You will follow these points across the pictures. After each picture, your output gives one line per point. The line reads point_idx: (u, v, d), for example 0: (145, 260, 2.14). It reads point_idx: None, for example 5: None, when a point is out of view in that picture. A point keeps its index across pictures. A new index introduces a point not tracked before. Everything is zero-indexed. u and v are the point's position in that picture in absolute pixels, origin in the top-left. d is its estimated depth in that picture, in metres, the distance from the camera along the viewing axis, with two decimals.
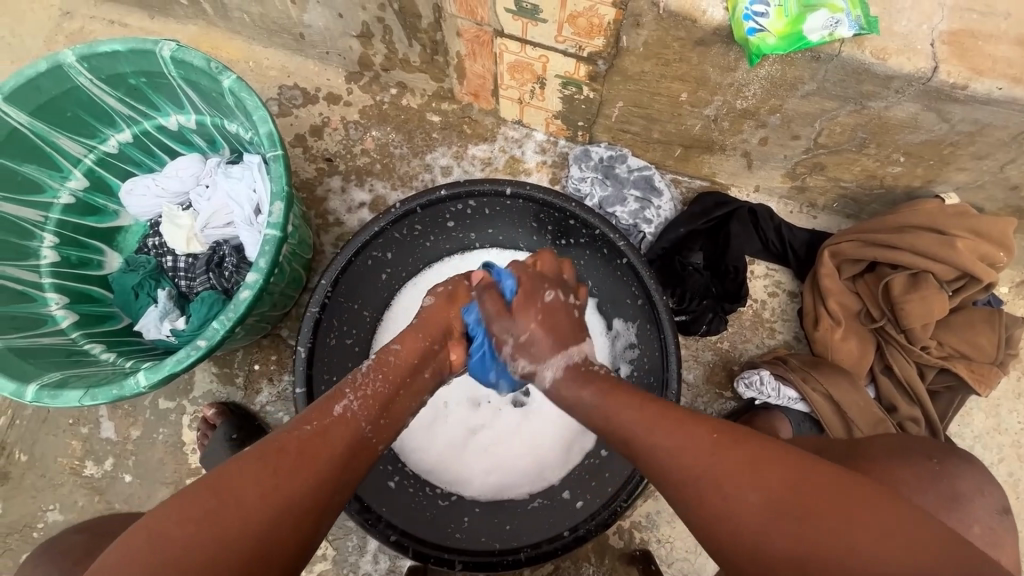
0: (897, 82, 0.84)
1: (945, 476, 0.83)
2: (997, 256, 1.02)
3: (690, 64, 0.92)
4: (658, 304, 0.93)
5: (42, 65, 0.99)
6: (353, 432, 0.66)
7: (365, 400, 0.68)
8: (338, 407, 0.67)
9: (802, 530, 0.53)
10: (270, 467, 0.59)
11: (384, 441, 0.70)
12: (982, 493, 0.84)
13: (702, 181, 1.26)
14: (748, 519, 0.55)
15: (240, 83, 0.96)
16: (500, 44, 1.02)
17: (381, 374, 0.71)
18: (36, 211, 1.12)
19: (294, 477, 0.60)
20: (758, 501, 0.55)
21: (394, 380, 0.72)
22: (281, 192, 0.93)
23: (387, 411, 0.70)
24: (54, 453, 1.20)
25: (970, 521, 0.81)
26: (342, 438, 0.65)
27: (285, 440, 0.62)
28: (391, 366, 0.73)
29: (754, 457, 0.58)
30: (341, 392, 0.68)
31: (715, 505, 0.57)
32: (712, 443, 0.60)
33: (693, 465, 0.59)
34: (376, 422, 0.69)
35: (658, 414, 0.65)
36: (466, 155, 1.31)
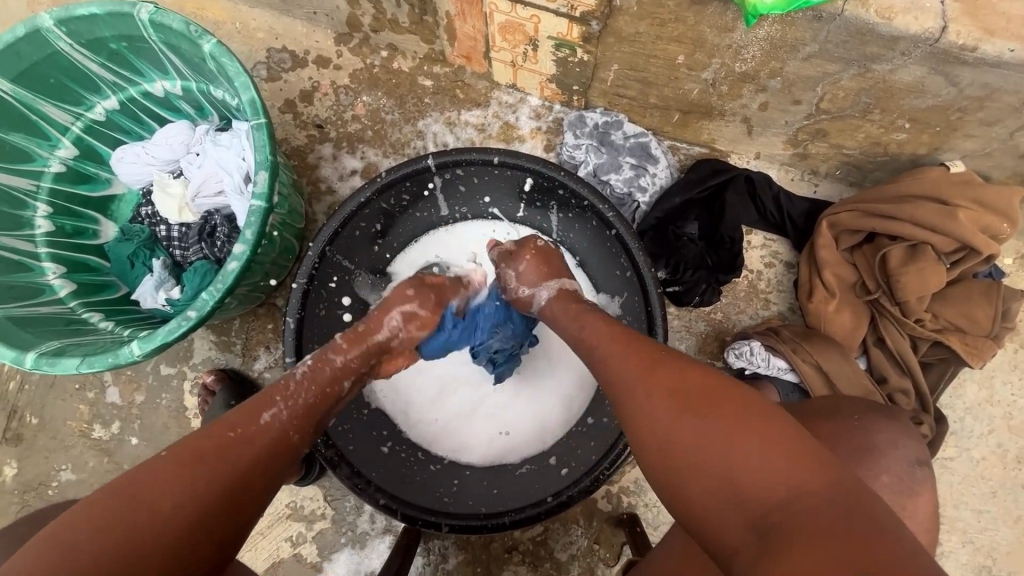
0: (903, 44, 0.79)
1: (862, 429, 0.82)
2: (1000, 227, 0.99)
3: (686, 25, 0.88)
4: (646, 275, 0.93)
5: (19, 30, 0.97)
6: (280, 437, 0.67)
7: (293, 408, 0.70)
8: (267, 415, 0.67)
9: (740, 478, 0.56)
10: (175, 465, 0.60)
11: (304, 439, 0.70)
12: (897, 446, 0.82)
13: (700, 148, 1.23)
14: (694, 452, 0.59)
15: (221, 48, 0.93)
16: (489, 4, 0.98)
17: (309, 384, 0.73)
18: (28, 180, 1.12)
19: (198, 479, 0.59)
20: (699, 436, 0.59)
21: (320, 391, 0.74)
22: (265, 161, 0.92)
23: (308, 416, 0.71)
24: (63, 416, 1.24)
25: (880, 470, 0.80)
26: (261, 444, 0.65)
27: (195, 440, 0.62)
28: (321, 378, 0.75)
29: (715, 408, 0.60)
30: (270, 399, 0.69)
31: (660, 437, 0.62)
32: (673, 395, 0.63)
33: (653, 410, 0.63)
34: (302, 428, 0.70)
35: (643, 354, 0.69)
36: (459, 121, 1.28)
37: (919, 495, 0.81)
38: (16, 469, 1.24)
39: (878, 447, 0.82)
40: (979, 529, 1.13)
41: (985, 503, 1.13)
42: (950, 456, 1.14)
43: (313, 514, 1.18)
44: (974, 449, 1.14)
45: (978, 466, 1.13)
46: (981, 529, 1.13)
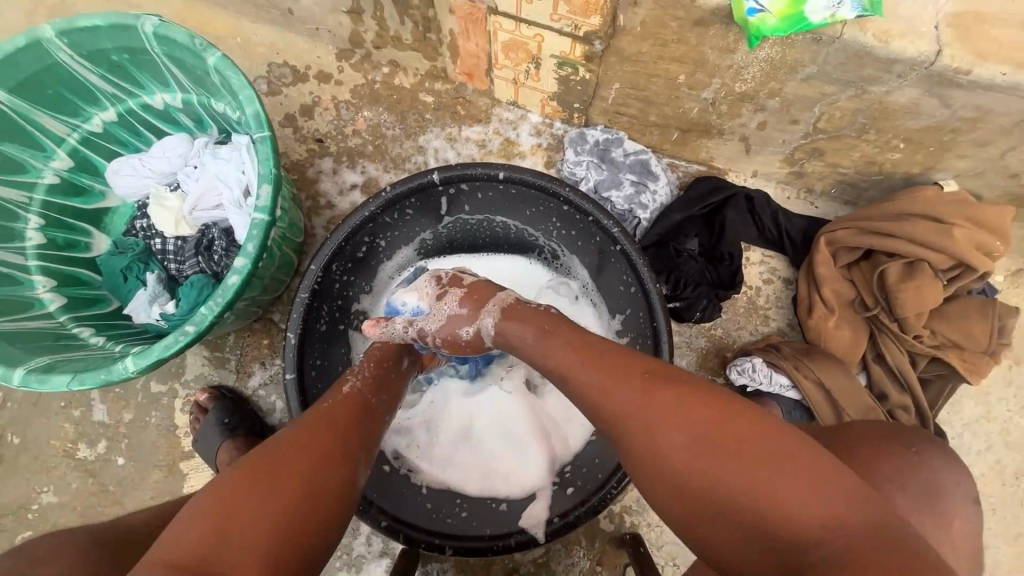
0: (899, 67, 0.82)
1: (924, 470, 0.78)
2: (994, 244, 1.00)
3: (688, 46, 0.90)
4: (650, 290, 0.93)
5: (19, 40, 0.96)
6: (360, 403, 0.77)
7: (369, 383, 0.81)
8: (348, 386, 0.79)
9: (713, 464, 0.54)
10: (303, 437, 0.67)
11: (384, 414, 0.80)
12: (960, 485, 0.78)
13: (699, 166, 1.24)
14: (673, 454, 0.57)
15: (226, 61, 0.93)
16: (493, 22, 0.99)
17: (371, 369, 0.84)
18: (21, 192, 1.10)
19: (323, 437, 0.68)
20: (682, 441, 0.56)
21: (381, 378, 0.84)
22: (268, 174, 0.91)
23: (384, 388, 0.83)
24: (46, 435, 1.20)
25: (949, 516, 0.76)
26: (353, 417, 0.74)
27: (321, 414, 0.72)
28: (386, 373, 0.85)
29: (684, 399, 0.59)
30: (346, 377, 0.82)
31: (637, 437, 0.59)
32: (642, 385, 0.61)
33: (627, 405, 0.61)
34: (374, 400, 0.80)
35: (603, 358, 0.67)
36: (460, 137, 1.28)
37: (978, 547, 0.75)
38: None
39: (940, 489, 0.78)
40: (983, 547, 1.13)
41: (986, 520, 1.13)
42: None
43: None
44: (973, 465, 1.14)
45: (978, 482, 1.14)
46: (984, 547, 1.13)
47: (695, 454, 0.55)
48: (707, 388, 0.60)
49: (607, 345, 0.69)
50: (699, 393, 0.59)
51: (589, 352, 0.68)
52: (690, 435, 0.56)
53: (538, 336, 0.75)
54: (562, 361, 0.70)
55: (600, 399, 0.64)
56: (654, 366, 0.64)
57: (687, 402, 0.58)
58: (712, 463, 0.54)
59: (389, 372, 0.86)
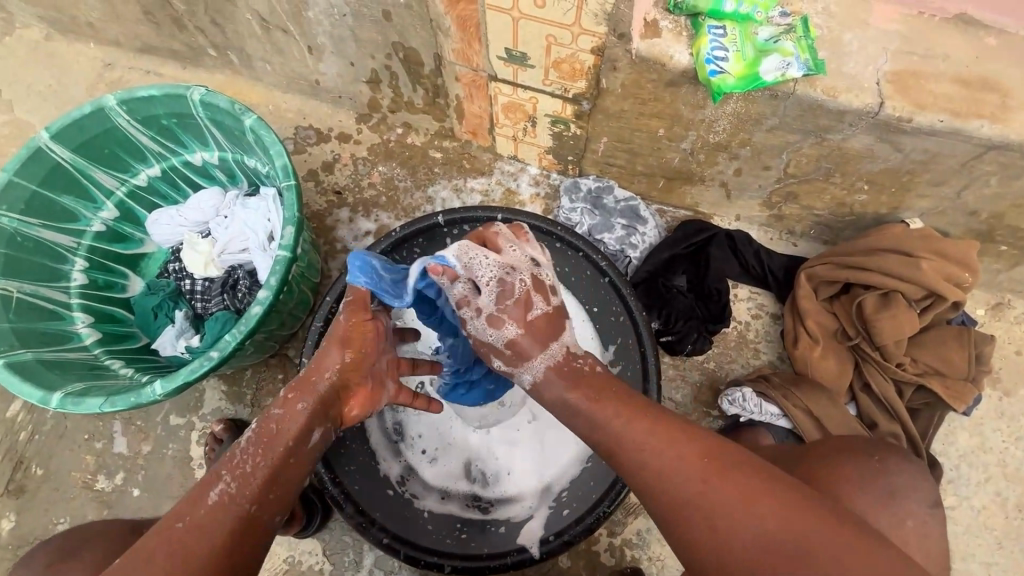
0: (848, 116, 0.92)
1: (883, 474, 0.87)
2: (963, 276, 1.07)
3: (663, 103, 1.02)
4: (638, 320, 1.02)
5: (86, 108, 1.12)
6: (234, 514, 0.69)
7: (242, 481, 0.71)
8: (215, 492, 0.70)
9: (764, 527, 0.61)
10: (174, 545, 0.66)
11: (272, 512, 0.72)
12: (916, 488, 0.88)
13: (686, 212, 1.35)
14: (726, 514, 0.63)
15: (260, 122, 1.07)
16: (493, 87, 1.13)
17: (257, 449, 0.74)
18: (70, 238, 1.22)
19: (191, 555, 0.66)
20: (736, 507, 0.63)
21: (274, 455, 0.74)
22: (292, 217, 1.03)
23: (273, 483, 0.73)
24: (68, 466, 1.25)
25: (903, 515, 0.86)
26: (226, 520, 0.69)
27: (174, 530, 0.67)
28: (271, 444, 0.75)
29: (737, 472, 0.65)
30: (217, 475, 0.72)
31: (692, 496, 0.65)
32: (695, 456, 0.67)
33: (680, 472, 0.66)
34: (260, 495, 0.72)
35: (656, 425, 0.71)
36: (465, 188, 1.41)
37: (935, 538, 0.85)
38: (13, 522, 1.23)
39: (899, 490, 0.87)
40: None
41: (992, 556, 1.12)
42: (951, 506, 1.14)
43: (310, 569, 1.16)
44: (974, 498, 1.14)
45: (980, 515, 1.13)
46: None
47: (748, 516, 0.62)
48: (749, 459, 0.67)
49: (648, 410, 0.73)
50: (743, 467, 0.66)
51: (634, 419, 0.72)
52: (740, 501, 0.63)
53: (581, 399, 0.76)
54: (601, 420, 0.73)
55: (647, 458, 0.68)
56: (705, 438, 0.70)
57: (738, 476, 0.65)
58: (760, 526, 0.61)
59: (286, 457, 0.75)
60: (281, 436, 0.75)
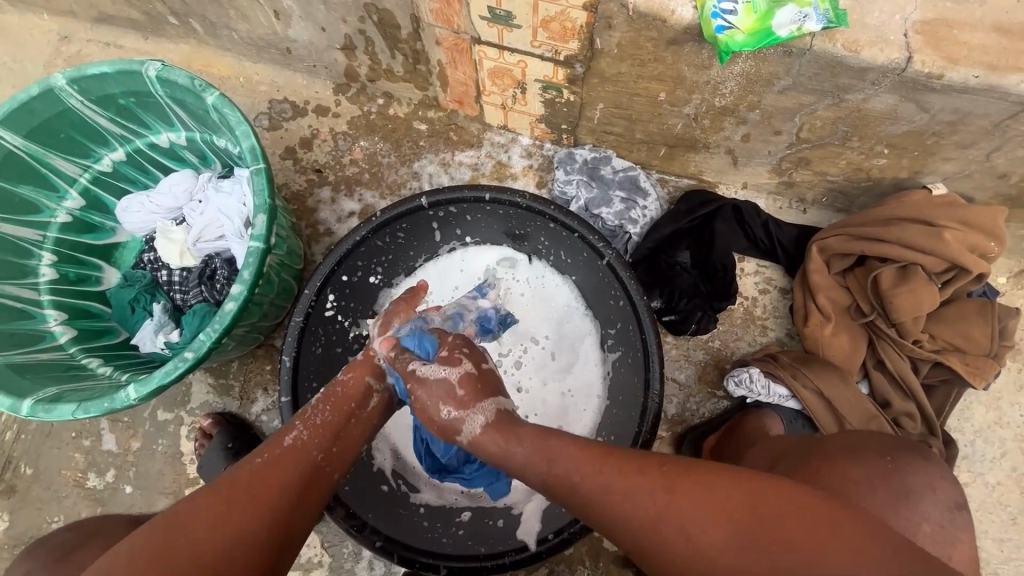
0: (871, 74, 0.83)
1: (897, 474, 0.83)
2: (987, 245, 1.00)
3: (665, 64, 0.92)
4: (638, 304, 0.94)
5: (34, 89, 1.02)
6: (307, 458, 0.69)
7: (315, 430, 0.72)
8: (289, 438, 0.70)
9: (756, 552, 0.55)
10: (244, 485, 0.63)
11: (338, 467, 0.73)
12: (935, 490, 0.83)
13: (689, 180, 1.26)
14: (715, 551, 0.56)
15: (223, 100, 0.98)
16: (478, 51, 1.03)
17: (330, 403, 0.77)
18: (35, 231, 1.15)
19: (255, 502, 0.62)
20: (721, 535, 0.57)
21: (342, 406, 0.77)
22: (263, 204, 0.96)
23: (338, 438, 0.74)
24: (58, 465, 1.22)
25: (919, 519, 0.81)
26: (296, 466, 0.68)
27: (238, 472, 0.65)
28: (339, 396, 0.78)
29: (709, 489, 0.60)
30: (291, 423, 0.72)
31: (675, 542, 0.59)
32: (659, 487, 0.61)
33: (653, 508, 0.60)
34: (328, 449, 0.72)
35: (601, 458, 0.66)
36: (453, 162, 1.32)
37: (949, 534, 0.80)
38: (7, 522, 1.21)
39: (912, 491, 0.82)
40: (1004, 560, 1.09)
41: (1005, 531, 1.09)
42: (965, 482, 1.10)
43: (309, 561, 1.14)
44: (989, 474, 1.11)
45: (994, 492, 1.10)
46: (1005, 559, 1.09)
47: (733, 543, 0.56)
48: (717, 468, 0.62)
49: (592, 448, 0.67)
50: (717, 487, 0.60)
51: (587, 463, 0.66)
52: (723, 526, 0.57)
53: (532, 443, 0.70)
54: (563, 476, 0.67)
55: (619, 507, 0.62)
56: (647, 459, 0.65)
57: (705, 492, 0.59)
58: (756, 552, 0.55)
59: (347, 419, 0.77)
60: (348, 399, 0.78)
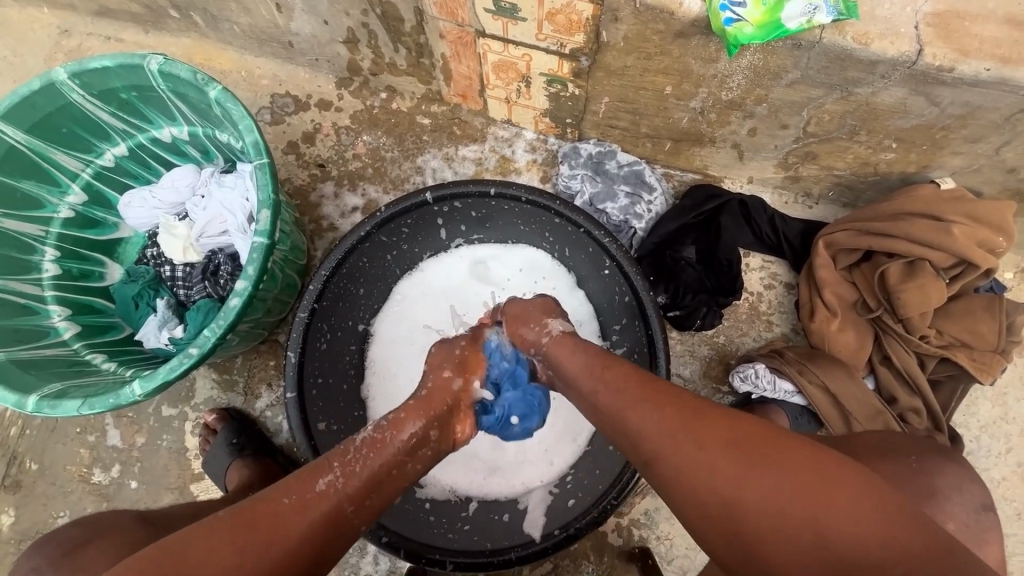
0: (881, 67, 0.82)
1: (924, 474, 0.83)
2: (995, 240, 1.00)
3: (672, 57, 0.91)
4: (644, 299, 0.93)
5: (35, 84, 1.01)
6: (334, 511, 0.64)
7: (350, 477, 0.66)
8: (323, 481, 0.65)
9: (763, 494, 0.54)
10: (266, 525, 0.60)
11: (364, 519, 0.67)
12: (962, 491, 0.83)
13: (694, 174, 1.25)
14: (723, 484, 0.56)
15: (226, 94, 0.97)
16: (482, 45, 1.02)
17: (372, 450, 0.70)
18: (37, 226, 1.15)
19: (266, 547, 0.59)
20: (736, 474, 0.56)
21: (384, 461, 0.70)
22: (267, 199, 0.95)
23: (373, 491, 0.68)
24: (63, 461, 1.23)
25: (945, 517, 0.81)
26: (321, 511, 0.63)
27: (265, 509, 0.62)
28: (384, 444, 0.71)
29: (742, 433, 0.58)
30: (327, 464, 0.67)
31: (686, 468, 0.58)
32: (680, 416, 0.60)
33: (673, 444, 0.59)
34: (359, 497, 0.66)
35: (645, 390, 0.65)
36: (457, 156, 1.31)
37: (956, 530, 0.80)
38: (13, 517, 1.21)
39: (943, 492, 0.82)
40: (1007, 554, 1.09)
41: (1010, 526, 1.09)
42: None
43: None
44: (994, 469, 1.11)
45: (999, 487, 1.10)
46: (1009, 554, 1.09)
47: (763, 488, 0.54)
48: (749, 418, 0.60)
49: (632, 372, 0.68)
50: (726, 417, 0.60)
51: (621, 386, 0.67)
52: (736, 461, 0.56)
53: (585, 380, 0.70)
54: (614, 402, 0.66)
55: (634, 429, 0.63)
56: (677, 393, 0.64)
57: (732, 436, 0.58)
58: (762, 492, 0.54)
59: (388, 469, 0.71)
60: (390, 446, 0.71)
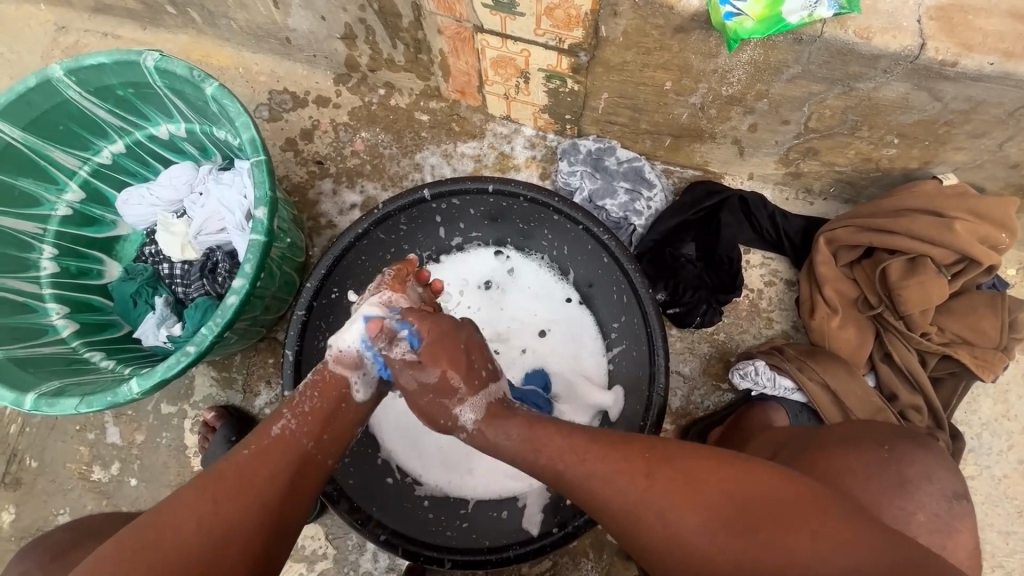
0: (883, 61, 0.81)
1: (894, 463, 0.82)
2: (998, 237, 0.99)
3: (671, 52, 0.90)
4: (643, 296, 0.93)
5: (31, 81, 1.01)
6: (295, 452, 0.69)
7: (303, 418, 0.71)
8: (277, 427, 0.70)
9: (736, 547, 0.56)
10: (226, 484, 0.64)
11: (329, 455, 0.73)
12: (932, 480, 0.81)
13: (694, 171, 1.24)
14: (692, 536, 0.58)
15: (223, 90, 0.97)
16: (480, 40, 1.01)
17: (319, 391, 0.74)
18: (35, 224, 1.14)
19: (231, 504, 0.62)
20: (699, 524, 0.58)
21: (334, 395, 0.75)
22: (264, 197, 0.95)
23: (330, 425, 0.73)
24: (63, 458, 1.23)
25: (914, 507, 0.80)
26: (283, 457, 0.68)
27: (222, 467, 0.65)
28: (328, 382, 0.75)
29: (694, 482, 0.60)
30: (279, 413, 0.71)
31: (655, 528, 0.60)
32: (629, 471, 0.62)
33: (629, 496, 0.62)
34: (318, 438, 0.72)
35: (588, 446, 0.66)
36: (456, 153, 1.30)
37: (955, 529, 0.79)
38: (13, 514, 1.21)
39: (912, 481, 0.81)
40: (1009, 552, 1.09)
41: (1011, 524, 1.09)
42: (971, 475, 1.10)
43: (314, 554, 1.14)
44: (996, 467, 1.10)
45: (1001, 484, 1.10)
46: (1011, 552, 1.09)
47: (717, 537, 0.57)
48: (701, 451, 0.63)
49: (579, 434, 0.68)
50: (677, 467, 0.62)
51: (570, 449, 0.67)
52: (707, 517, 0.58)
53: (525, 431, 0.71)
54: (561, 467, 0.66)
55: (597, 493, 0.64)
56: (635, 442, 0.66)
57: (692, 484, 0.60)
58: (733, 540, 0.57)
59: (338, 402, 0.75)
60: (339, 385, 0.75)
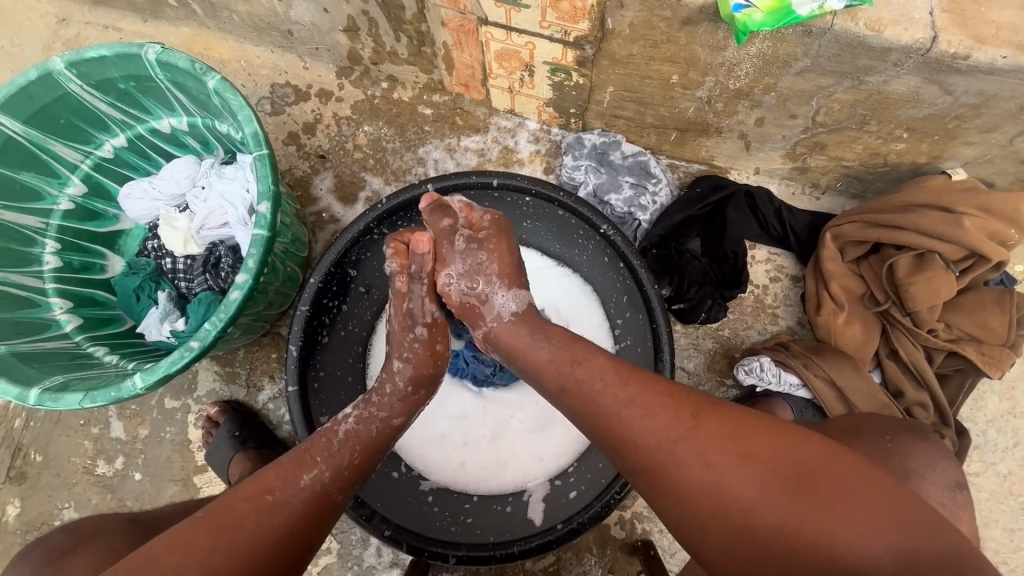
0: (894, 55, 0.80)
1: (896, 453, 0.80)
2: (1008, 233, 0.98)
3: (679, 45, 0.89)
4: (649, 292, 0.92)
5: (32, 74, 1.00)
6: (319, 506, 0.67)
7: (336, 472, 0.69)
8: (306, 477, 0.68)
9: (775, 507, 0.56)
10: (235, 528, 0.61)
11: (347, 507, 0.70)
12: (933, 469, 0.81)
13: (700, 165, 1.23)
14: (735, 490, 0.57)
15: (225, 84, 0.96)
16: (484, 33, 1.00)
17: (353, 445, 0.72)
18: (37, 218, 1.14)
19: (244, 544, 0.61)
20: (742, 478, 0.57)
21: (363, 452, 0.73)
22: (267, 190, 0.94)
23: (354, 479, 0.71)
24: (67, 453, 1.23)
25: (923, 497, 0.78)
26: (306, 509, 0.66)
27: (244, 504, 0.64)
28: (362, 438, 0.73)
29: (737, 433, 0.60)
30: (310, 459, 0.69)
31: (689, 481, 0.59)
32: (684, 422, 0.61)
33: (668, 443, 0.61)
34: (341, 486, 0.69)
35: (630, 387, 0.66)
36: (459, 147, 1.29)
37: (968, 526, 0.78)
38: (18, 508, 1.22)
39: (914, 470, 0.80)
40: (1013, 549, 1.09)
41: (1015, 521, 1.09)
42: (975, 472, 1.10)
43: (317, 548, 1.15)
44: (1001, 463, 1.10)
45: (1006, 481, 1.09)
46: (1015, 548, 1.09)
47: (757, 495, 0.57)
48: (753, 416, 0.62)
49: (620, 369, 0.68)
50: (724, 423, 0.61)
51: (620, 377, 0.67)
52: (754, 473, 0.57)
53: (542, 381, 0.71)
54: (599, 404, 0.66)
55: (634, 436, 0.62)
56: (676, 391, 0.65)
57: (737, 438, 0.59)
58: (776, 509, 0.56)
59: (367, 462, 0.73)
60: (373, 440, 0.74)
